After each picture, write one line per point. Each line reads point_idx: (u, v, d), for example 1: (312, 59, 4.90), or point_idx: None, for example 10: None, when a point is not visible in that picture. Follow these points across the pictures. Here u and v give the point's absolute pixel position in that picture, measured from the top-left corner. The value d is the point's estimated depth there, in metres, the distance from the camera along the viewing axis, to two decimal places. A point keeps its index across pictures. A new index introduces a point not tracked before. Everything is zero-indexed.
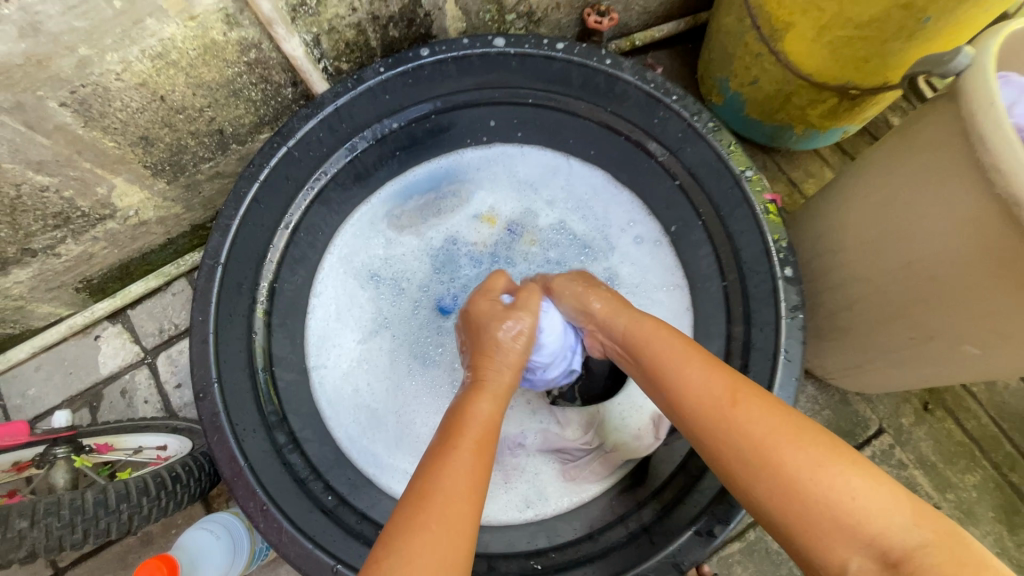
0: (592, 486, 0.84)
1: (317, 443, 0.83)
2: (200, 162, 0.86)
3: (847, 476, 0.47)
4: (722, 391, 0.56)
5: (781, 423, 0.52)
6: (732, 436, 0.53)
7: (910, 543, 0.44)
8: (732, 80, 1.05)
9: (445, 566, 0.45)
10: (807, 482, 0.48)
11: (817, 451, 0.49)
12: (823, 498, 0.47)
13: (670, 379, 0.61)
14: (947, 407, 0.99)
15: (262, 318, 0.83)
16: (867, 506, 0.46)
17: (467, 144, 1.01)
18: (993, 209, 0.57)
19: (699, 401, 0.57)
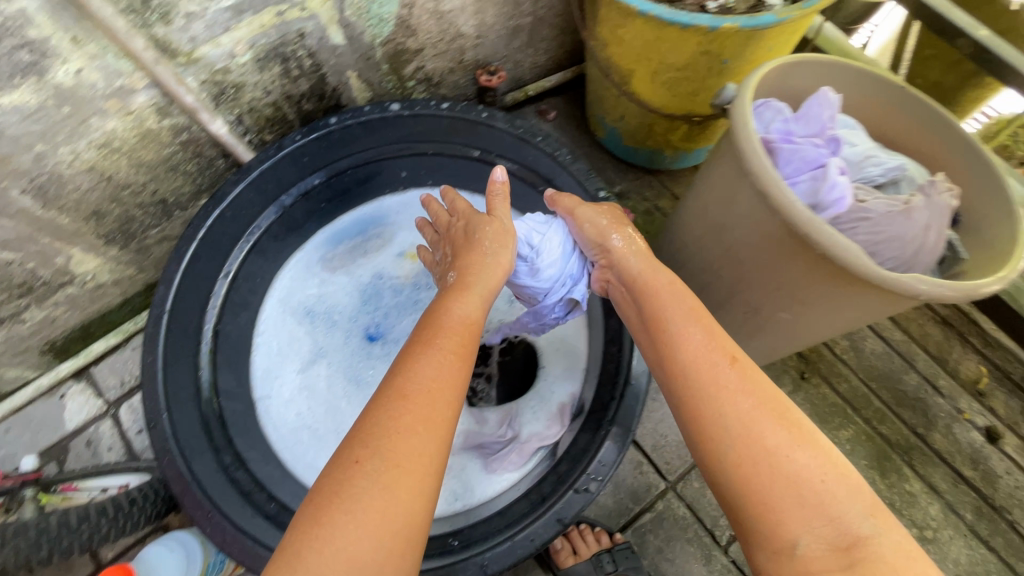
0: (511, 474, 0.95)
1: (263, 462, 0.94)
2: (148, 229, 1.00)
3: (817, 465, 0.57)
4: (722, 355, 0.66)
5: (777, 406, 0.61)
6: (726, 397, 0.62)
7: (862, 531, 0.53)
8: (608, 118, 1.24)
9: (421, 439, 0.57)
10: (785, 458, 0.57)
11: (799, 440, 0.59)
12: (797, 475, 0.56)
13: (674, 335, 0.69)
14: (821, 374, 1.15)
15: (208, 357, 0.96)
16: (835, 496, 0.55)
17: (387, 192, 1.16)
18: (769, 214, 0.72)
19: (698, 359, 0.66)
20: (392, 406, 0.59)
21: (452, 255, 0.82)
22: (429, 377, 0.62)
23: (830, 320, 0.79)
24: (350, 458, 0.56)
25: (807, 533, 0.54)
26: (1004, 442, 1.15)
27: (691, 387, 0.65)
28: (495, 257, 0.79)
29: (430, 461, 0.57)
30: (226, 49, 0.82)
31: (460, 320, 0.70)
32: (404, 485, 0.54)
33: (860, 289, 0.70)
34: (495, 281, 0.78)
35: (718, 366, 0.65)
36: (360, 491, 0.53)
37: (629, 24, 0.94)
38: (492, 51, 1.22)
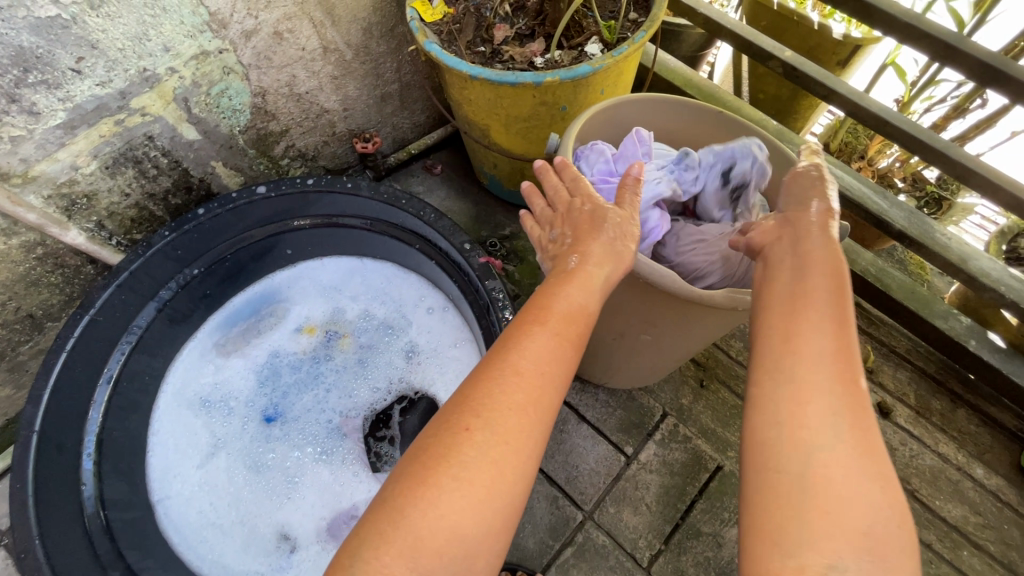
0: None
1: (158, 570, 0.91)
2: (18, 345, 0.98)
3: (887, 512, 0.44)
4: (845, 350, 0.50)
5: (873, 430, 0.48)
6: (826, 390, 0.48)
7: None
8: (484, 168, 1.30)
9: (520, 427, 0.52)
10: (853, 486, 0.45)
11: (879, 482, 0.45)
12: (861, 507, 0.44)
13: (776, 312, 0.54)
14: (719, 379, 1.20)
15: (91, 470, 0.92)
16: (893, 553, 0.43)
17: (276, 269, 1.19)
18: None
19: (814, 341, 0.51)
20: (495, 377, 0.54)
21: (571, 237, 0.66)
22: (542, 360, 0.55)
23: (684, 335, 0.84)
24: (450, 432, 0.51)
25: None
26: (897, 415, 1.22)
27: (789, 364, 0.51)
28: (621, 250, 0.64)
29: (527, 455, 0.51)
30: (66, 164, 0.85)
31: (586, 293, 0.61)
32: (497, 470, 0.50)
33: (692, 308, 0.75)
34: (617, 277, 0.64)
35: (835, 363, 0.50)
36: (468, 464, 0.49)
37: (471, 86, 1.00)
38: (365, 119, 1.27)
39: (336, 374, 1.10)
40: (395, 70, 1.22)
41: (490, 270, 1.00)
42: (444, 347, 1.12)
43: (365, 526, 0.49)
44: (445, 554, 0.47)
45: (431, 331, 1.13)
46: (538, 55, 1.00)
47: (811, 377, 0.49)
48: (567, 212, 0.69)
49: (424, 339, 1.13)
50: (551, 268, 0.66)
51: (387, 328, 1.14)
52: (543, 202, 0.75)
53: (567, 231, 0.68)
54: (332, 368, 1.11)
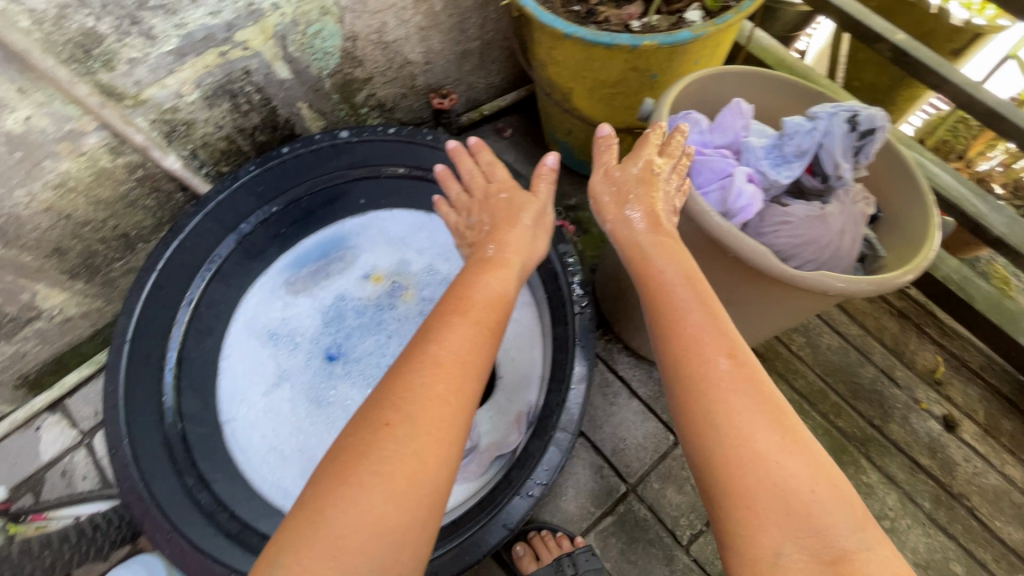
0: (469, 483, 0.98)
1: (227, 483, 0.97)
2: (111, 262, 1.04)
3: (808, 471, 0.54)
4: (718, 348, 0.61)
5: (770, 403, 0.58)
6: (722, 389, 0.58)
7: (846, 543, 0.50)
8: (558, 133, 1.28)
9: (450, 410, 0.59)
10: (769, 460, 0.54)
11: (793, 446, 0.55)
12: (781, 477, 0.53)
13: (665, 328, 0.65)
14: (776, 371, 1.18)
15: (172, 381, 1.00)
16: (825, 504, 0.52)
17: (347, 215, 1.20)
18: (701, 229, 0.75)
19: (700, 345, 0.61)
20: (428, 369, 0.61)
21: (489, 226, 0.86)
22: (460, 351, 0.63)
23: (760, 317, 0.83)
24: (372, 434, 0.56)
25: (794, 546, 0.51)
26: (963, 429, 1.17)
27: (687, 379, 0.60)
28: (531, 236, 0.84)
29: (452, 434, 0.58)
30: (173, 90, 0.88)
31: (494, 292, 0.72)
32: (428, 454, 0.55)
33: (782, 288, 0.73)
34: (527, 263, 0.82)
35: (721, 363, 0.60)
36: (388, 455, 0.54)
37: (560, 45, 0.99)
38: (444, 75, 1.27)
39: (397, 323, 1.13)
40: (479, 26, 1.21)
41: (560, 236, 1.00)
42: None
43: (287, 544, 0.52)
44: (370, 550, 0.50)
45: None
46: (634, 18, 0.97)
47: (709, 382, 0.59)
48: (483, 201, 0.90)
49: None
50: (474, 250, 0.84)
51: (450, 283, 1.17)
52: (456, 187, 0.96)
53: (482, 220, 0.88)
54: (394, 317, 1.14)
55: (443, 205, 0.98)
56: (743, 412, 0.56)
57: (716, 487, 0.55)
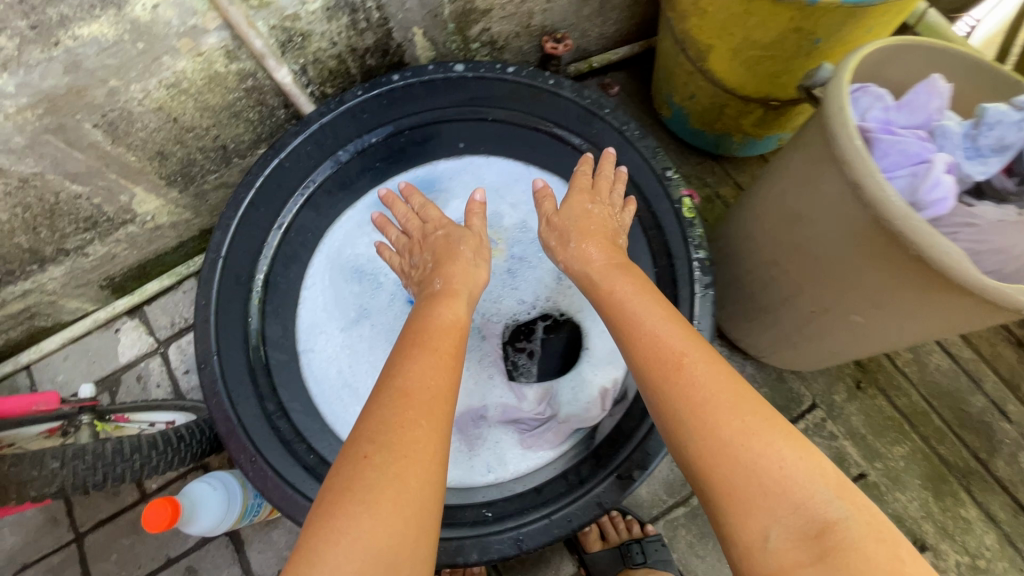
0: (545, 451, 0.95)
1: (303, 413, 0.95)
2: (206, 174, 1.01)
3: (777, 448, 0.54)
4: (675, 355, 0.63)
5: (733, 390, 0.58)
6: (685, 390, 0.59)
7: (829, 514, 0.50)
8: (676, 96, 1.19)
9: (429, 428, 0.60)
10: (738, 447, 0.54)
11: (766, 425, 0.55)
12: (756, 458, 0.53)
13: (631, 348, 0.67)
14: (879, 386, 1.08)
15: (257, 305, 0.96)
16: (804, 477, 0.52)
17: (441, 155, 1.13)
18: (867, 214, 0.65)
19: (660, 353, 0.63)
20: (404, 405, 0.60)
21: (432, 262, 0.86)
22: (425, 379, 0.64)
23: (909, 328, 0.74)
24: (356, 464, 0.57)
25: (777, 523, 0.50)
26: None
27: (660, 387, 0.61)
28: (474, 268, 0.85)
29: (434, 449, 0.59)
30: None
31: (451, 321, 0.75)
32: (412, 476, 0.56)
33: (948, 292, 0.63)
34: (475, 290, 0.83)
35: (684, 367, 0.61)
36: (370, 485, 0.55)
37: None
38: (562, 17, 1.17)
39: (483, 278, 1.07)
40: None
41: (693, 207, 0.87)
42: None
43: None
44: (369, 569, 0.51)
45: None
46: None
47: (675, 385, 0.60)
48: (424, 239, 0.91)
49: None
50: (422, 288, 0.84)
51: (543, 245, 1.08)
52: (394, 231, 0.96)
53: (425, 257, 0.88)
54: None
55: (385, 251, 0.97)
56: (710, 407, 0.57)
57: (701, 477, 0.56)
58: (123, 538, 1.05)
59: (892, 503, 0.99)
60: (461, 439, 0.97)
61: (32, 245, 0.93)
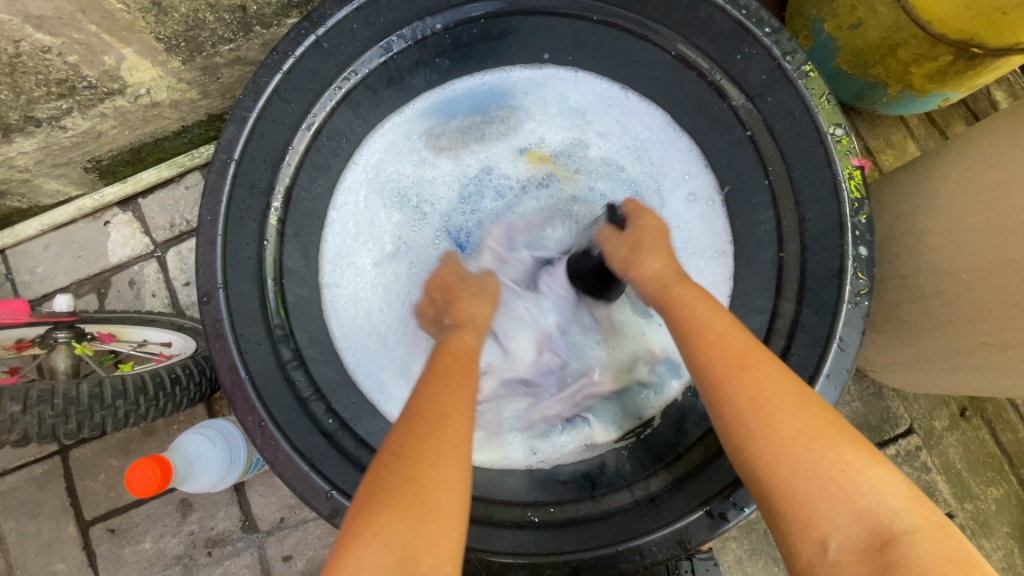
0: (596, 442, 0.83)
1: (322, 363, 0.80)
2: (218, 43, 0.78)
3: (842, 454, 0.47)
4: (739, 353, 0.53)
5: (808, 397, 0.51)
6: (747, 388, 0.51)
7: (897, 526, 0.44)
8: (828, 21, 0.86)
9: (443, 428, 0.50)
10: (805, 451, 0.47)
11: (831, 433, 0.48)
12: (817, 461, 0.47)
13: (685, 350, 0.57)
14: (986, 416, 0.92)
15: (275, 226, 0.77)
16: (870, 485, 0.46)
17: (518, 62, 0.89)
18: None
19: (718, 349, 0.54)
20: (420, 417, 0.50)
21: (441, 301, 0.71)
22: (439, 392, 0.53)
23: None
24: (375, 474, 0.47)
25: (837, 529, 0.45)
26: None
27: (727, 392, 0.52)
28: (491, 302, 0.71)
29: (457, 447, 0.49)
30: None
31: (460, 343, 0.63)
32: (433, 481, 0.46)
33: None
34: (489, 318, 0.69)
35: (752, 360, 0.53)
36: (381, 490, 0.45)
37: None
38: None
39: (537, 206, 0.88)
40: None
41: (861, 181, 0.64)
42: (688, 248, 0.88)
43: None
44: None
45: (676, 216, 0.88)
46: None
47: (732, 384, 0.52)
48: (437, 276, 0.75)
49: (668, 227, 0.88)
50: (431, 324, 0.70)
51: (628, 200, 0.89)
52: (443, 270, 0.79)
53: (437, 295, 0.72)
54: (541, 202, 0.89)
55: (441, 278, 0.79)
56: (771, 409, 0.50)
57: (763, 478, 0.49)
58: (112, 459, 0.92)
59: None
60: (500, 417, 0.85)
61: None
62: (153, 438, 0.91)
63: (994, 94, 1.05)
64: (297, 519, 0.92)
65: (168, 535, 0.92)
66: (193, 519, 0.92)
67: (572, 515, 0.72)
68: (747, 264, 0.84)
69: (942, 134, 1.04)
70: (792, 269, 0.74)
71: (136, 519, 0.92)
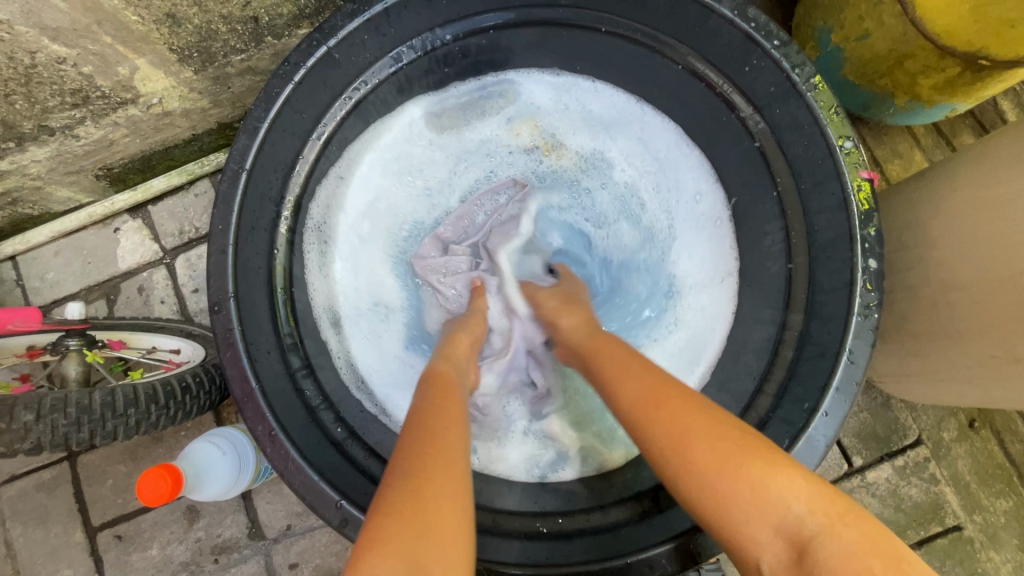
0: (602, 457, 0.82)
1: (331, 371, 0.81)
2: (230, 53, 0.78)
3: (747, 470, 0.47)
4: (645, 396, 0.55)
5: (704, 417, 0.51)
6: (652, 426, 0.52)
7: (807, 531, 0.43)
8: (835, 32, 0.86)
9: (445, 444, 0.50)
10: (712, 477, 0.47)
11: (727, 449, 0.48)
12: (722, 478, 0.47)
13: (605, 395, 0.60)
14: (995, 427, 0.92)
15: (286, 235, 0.77)
16: (777, 494, 0.45)
17: (540, 71, 0.90)
18: None
19: (630, 396, 0.56)
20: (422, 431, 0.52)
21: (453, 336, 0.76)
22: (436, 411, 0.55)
23: None
24: (381, 485, 0.46)
25: (765, 546, 0.44)
26: None
27: (638, 433, 0.54)
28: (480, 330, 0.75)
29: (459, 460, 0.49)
30: None
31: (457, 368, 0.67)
32: (436, 489, 0.45)
33: None
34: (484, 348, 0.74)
35: (649, 396, 0.54)
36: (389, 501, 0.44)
37: None
38: None
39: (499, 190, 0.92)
40: None
41: (870, 193, 0.64)
42: (693, 265, 0.89)
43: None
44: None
45: (686, 225, 0.89)
46: None
47: (642, 427, 0.53)
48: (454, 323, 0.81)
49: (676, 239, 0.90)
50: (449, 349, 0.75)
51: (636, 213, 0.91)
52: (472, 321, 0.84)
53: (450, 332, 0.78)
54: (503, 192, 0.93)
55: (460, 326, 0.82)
56: (675, 438, 0.50)
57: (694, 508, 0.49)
58: (120, 465, 0.92)
59: (983, 562, 0.88)
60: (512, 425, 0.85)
61: (6, 116, 0.73)
62: (160, 444, 0.91)
63: (1001, 104, 1.05)
64: (303, 526, 0.92)
65: (175, 542, 0.92)
66: (200, 525, 0.92)
67: (581, 526, 0.73)
68: (755, 274, 0.84)
69: (949, 144, 1.04)
70: (801, 280, 0.74)
71: (143, 526, 0.92)
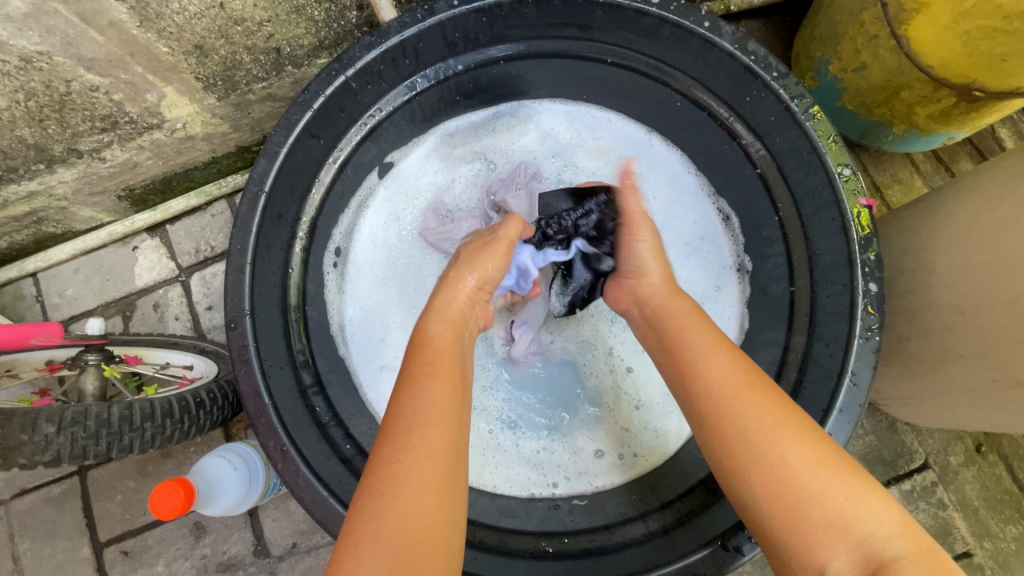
0: (594, 480, 0.83)
1: (340, 388, 0.82)
2: (252, 81, 0.82)
3: (841, 478, 0.48)
4: (728, 388, 0.56)
5: (802, 421, 0.53)
6: (743, 414, 0.53)
7: (888, 553, 0.44)
8: (833, 63, 0.90)
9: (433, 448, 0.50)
10: (800, 475, 0.48)
11: (825, 456, 0.50)
12: (805, 484, 0.48)
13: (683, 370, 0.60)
14: (1003, 452, 0.92)
15: (300, 255, 0.80)
16: (859, 512, 0.46)
17: (555, 99, 0.93)
18: None
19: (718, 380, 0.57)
20: (399, 437, 0.50)
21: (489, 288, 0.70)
22: (425, 405, 0.53)
23: None
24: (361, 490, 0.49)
25: (839, 553, 0.45)
26: None
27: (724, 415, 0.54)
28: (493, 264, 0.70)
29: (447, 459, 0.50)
30: None
31: (449, 327, 0.64)
32: (413, 496, 0.47)
33: None
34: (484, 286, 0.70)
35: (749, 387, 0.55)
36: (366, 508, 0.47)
37: None
38: None
39: (509, 177, 0.92)
40: None
41: (870, 218, 0.66)
42: (693, 296, 0.89)
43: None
44: None
45: (676, 259, 0.90)
46: None
47: (725, 407, 0.55)
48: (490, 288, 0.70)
49: (680, 264, 0.90)
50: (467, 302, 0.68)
51: None
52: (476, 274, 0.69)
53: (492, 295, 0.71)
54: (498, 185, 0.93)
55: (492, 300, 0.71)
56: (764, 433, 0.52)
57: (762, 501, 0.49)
58: (129, 480, 0.93)
59: None
60: (503, 433, 0.86)
61: (38, 140, 0.77)
62: (170, 460, 0.92)
63: (999, 132, 1.07)
64: (308, 544, 0.92)
65: (180, 559, 0.92)
66: (206, 542, 0.92)
67: (586, 546, 0.73)
68: (759, 296, 0.85)
69: (948, 170, 1.06)
70: (803, 303, 0.76)
71: (150, 542, 0.92)
